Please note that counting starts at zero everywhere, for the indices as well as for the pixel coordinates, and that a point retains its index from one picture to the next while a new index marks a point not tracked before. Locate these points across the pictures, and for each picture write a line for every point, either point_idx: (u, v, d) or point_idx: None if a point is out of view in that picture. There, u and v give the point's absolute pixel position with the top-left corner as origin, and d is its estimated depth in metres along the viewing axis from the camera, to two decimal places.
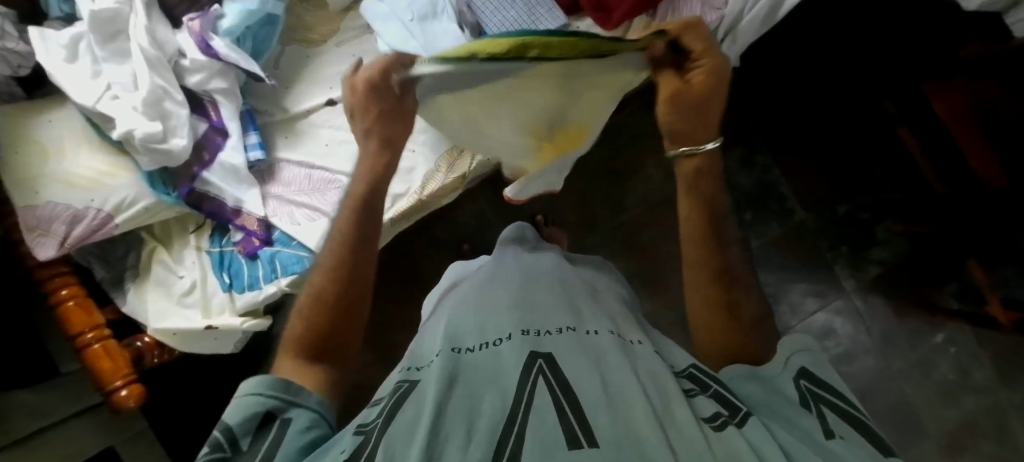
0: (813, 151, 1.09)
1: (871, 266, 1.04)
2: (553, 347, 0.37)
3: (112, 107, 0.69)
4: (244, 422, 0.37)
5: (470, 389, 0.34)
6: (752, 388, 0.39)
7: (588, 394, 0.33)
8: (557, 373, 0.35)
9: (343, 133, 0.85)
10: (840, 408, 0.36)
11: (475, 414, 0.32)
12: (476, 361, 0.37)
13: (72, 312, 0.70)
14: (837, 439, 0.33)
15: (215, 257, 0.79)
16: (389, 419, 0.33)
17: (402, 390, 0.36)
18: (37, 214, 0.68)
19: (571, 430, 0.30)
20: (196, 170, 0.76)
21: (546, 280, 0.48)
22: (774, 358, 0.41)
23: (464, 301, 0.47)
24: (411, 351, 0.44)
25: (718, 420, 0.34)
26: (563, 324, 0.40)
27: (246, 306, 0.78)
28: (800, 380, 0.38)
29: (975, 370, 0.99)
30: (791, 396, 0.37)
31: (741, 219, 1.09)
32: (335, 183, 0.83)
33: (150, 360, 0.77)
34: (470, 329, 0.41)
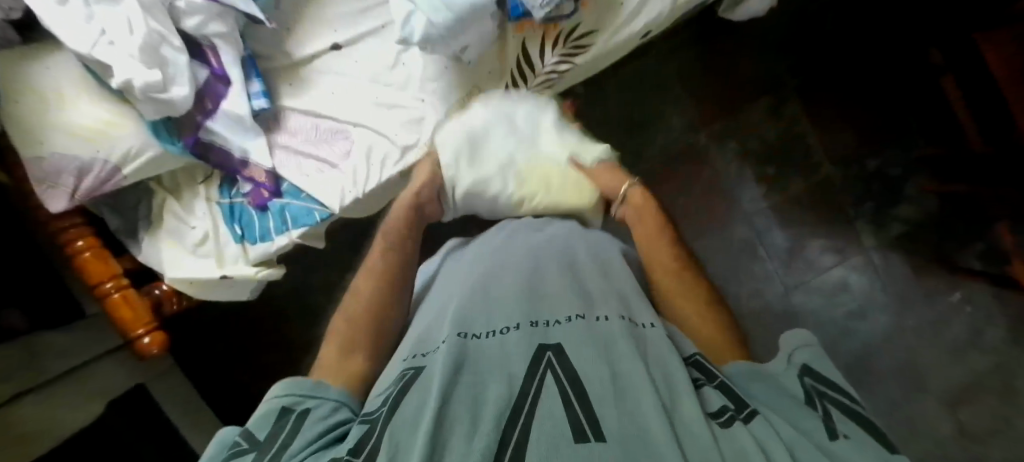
0: (846, 103, 1.03)
1: (894, 224, 1.00)
2: (561, 337, 0.37)
3: (105, 48, 0.66)
4: (265, 419, 0.38)
5: (476, 377, 0.34)
6: (755, 389, 0.37)
7: (595, 385, 0.32)
8: (566, 364, 0.34)
9: (349, 81, 0.82)
10: (848, 407, 0.34)
11: (481, 404, 0.32)
12: (483, 349, 0.37)
13: (89, 261, 0.71)
14: (842, 439, 0.31)
15: (226, 208, 0.79)
16: (394, 408, 0.33)
17: (407, 377, 0.36)
18: (45, 165, 0.67)
19: (578, 422, 0.29)
20: (201, 119, 0.74)
21: (552, 263, 0.47)
22: (779, 352, 0.39)
23: (470, 282, 0.46)
24: (416, 335, 0.44)
25: (725, 414, 0.32)
26: (573, 312, 0.39)
27: (259, 257, 0.79)
28: (805, 377, 0.36)
29: (988, 330, 0.96)
30: (796, 395, 0.35)
31: (763, 172, 1.05)
32: (343, 133, 0.81)
33: (169, 307, 0.80)
34: (478, 313, 0.41)
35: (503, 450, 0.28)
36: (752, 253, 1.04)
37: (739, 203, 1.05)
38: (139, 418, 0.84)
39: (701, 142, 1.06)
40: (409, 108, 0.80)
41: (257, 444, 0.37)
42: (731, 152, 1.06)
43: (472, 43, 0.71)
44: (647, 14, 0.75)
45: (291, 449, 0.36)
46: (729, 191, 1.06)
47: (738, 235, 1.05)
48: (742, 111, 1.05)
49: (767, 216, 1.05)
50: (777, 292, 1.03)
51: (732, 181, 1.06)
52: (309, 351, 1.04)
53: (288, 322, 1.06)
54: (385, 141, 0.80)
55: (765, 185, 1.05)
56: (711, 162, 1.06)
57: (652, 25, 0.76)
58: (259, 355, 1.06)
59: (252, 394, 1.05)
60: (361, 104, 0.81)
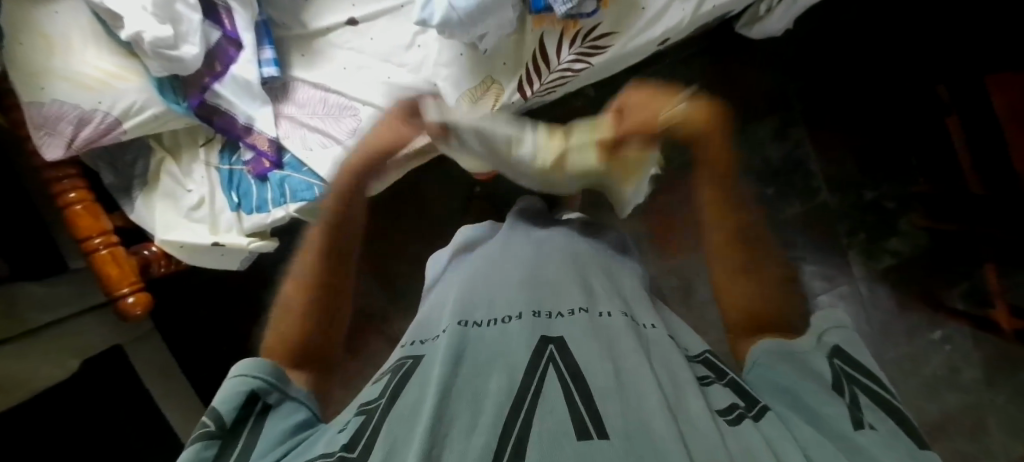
0: (852, 131, 1.04)
1: (884, 256, 1.02)
2: (565, 330, 0.37)
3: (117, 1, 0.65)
4: (229, 402, 0.36)
5: (475, 368, 0.34)
6: (784, 373, 0.36)
7: (597, 379, 0.32)
8: (568, 358, 0.33)
9: (361, 58, 0.81)
10: (874, 392, 0.34)
11: (481, 394, 0.32)
12: (482, 337, 0.37)
13: (80, 215, 0.70)
14: (867, 429, 0.31)
15: (224, 175, 0.78)
16: (392, 400, 0.33)
17: (406, 366, 0.37)
18: (45, 112, 0.66)
19: (580, 418, 0.28)
20: (208, 81, 0.73)
21: (553, 253, 0.47)
22: (807, 335, 0.39)
23: (471, 272, 0.46)
24: (417, 323, 0.44)
25: (733, 412, 0.32)
26: (575, 305, 0.40)
27: (253, 228, 0.77)
28: (834, 360, 0.36)
29: (964, 369, 0.97)
30: (824, 377, 0.35)
31: (763, 193, 1.06)
32: (350, 110, 0.79)
33: (157, 270, 0.78)
34: (480, 302, 0.41)
35: (504, 443, 0.27)
36: None
37: None
38: (112, 381, 0.83)
39: None
40: (420, 91, 0.79)
41: (225, 433, 0.35)
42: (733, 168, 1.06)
43: (489, 32, 0.70)
44: (665, 24, 0.74)
45: (253, 455, 0.34)
46: None
47: None
48: (748, 128, 1.07)
49: None
50: None
51: None
52: None
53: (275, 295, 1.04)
54: None
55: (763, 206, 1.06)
56: None
57: (672, 32, 0.75)
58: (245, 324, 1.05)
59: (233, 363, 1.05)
60: (372, 83, 0.80)
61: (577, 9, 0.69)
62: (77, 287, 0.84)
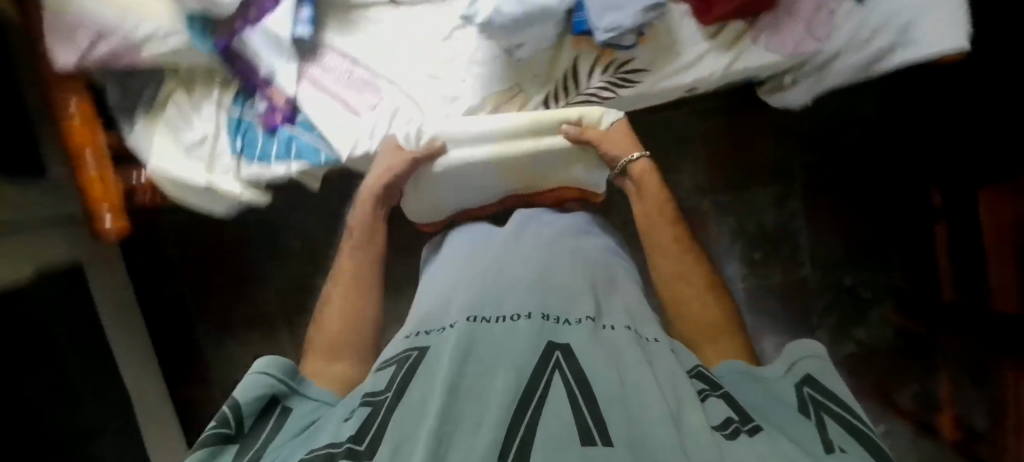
0: (846, 217, 1.07)
1: (849, 343, 1.04)
2: (571, 337, 0.38)
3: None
4: (250, 400, 0.41)
5: (483, 367, 0.35)
6: (752, 389, 0.40)
7: (601, 385, 0.32)
8: (574, 365, 0.34)
9: (396, 38, 0.82)
10: (844, 417, 0.36)
11: (486, 393, 0.32)
12: (490, 331, 0.39)
13: (77, 129, 0.68)
14: (838, 451, 0.32)
15: (233, 121, 0.77)
16: (400, 392, 0.34)
17: (412, 358, 0.38)
18: (65, 20, 0.65)
19: (584, 423, 0.29)
20: (239, 26, 0.72)
21: (564, 264, 0.50)
22: (784, 361, 0.42)
23: (481, 272, 0.49)
24: (424, 315, 0.46)
25: (729, 427, 0.33)
26: (582, 315, 0.41)
27: (251, 178, 0.77)
28: (803, 388, 0.39)
29: None
30: (791, 400, 0.38)
31: (750, 256, 1.09)
32: (372, 86, 0.79)
33: (142, 198, 0.78)
34: (490, 302, 0.43)
35: (508, 444, 0.28)
36: None
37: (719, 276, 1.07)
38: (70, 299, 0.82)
39: (702, 207, 1.09)
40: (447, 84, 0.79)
41: (243, 433, 0.40)
42: (726, 226, 1.09)
43: (528, 42, 0.72)
44: (694, 73, 0.78)
45: (274, 445, 0.39)
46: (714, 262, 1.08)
47: None
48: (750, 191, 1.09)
49: (741, 298, 1.07)
50: None
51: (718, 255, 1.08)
52: (269, 282, 1.05)
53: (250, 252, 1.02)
54: (413, 108, 0.78)
55: (747, 268, 1.08)
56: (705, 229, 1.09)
57: (700, 83, 0.79)
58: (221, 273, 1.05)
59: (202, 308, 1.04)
60: (402, 65, 0.80)
61: (617, 41, 0.71)
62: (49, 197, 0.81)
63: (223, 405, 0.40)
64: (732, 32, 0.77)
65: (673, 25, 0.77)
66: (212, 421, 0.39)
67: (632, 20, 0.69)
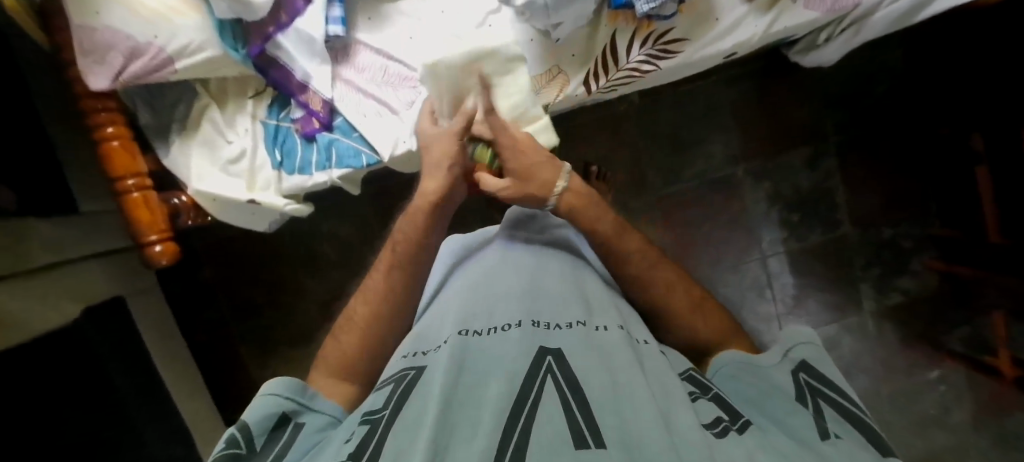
0: (884, 182, 1.08)
1: (894, 294, 1.11)
2: (560, 343, 0.45)
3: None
4: (260, 420, 0.45)
5: (476, 380, 0.41)
6: (745, 382, 0.46)
7: (591, 388, 0.39)
8: (563, 370, 0.41)
9: (431, 27, 0.75)
10: (840, 406, 0.41)
11: (483, 405, 0.39)
12: (484, 346, 0.46)
13: (117, 152, 0.66)
14: (833, 438, 0.38)
15: (270, 130, 0.74)
16: (398, 409, 0.40)
17: (408, 377, 0.44)
18: (95, 38, 0.62)
19: (579, 429, 0.35)
20: (272, 31, 0.68)
21: (554, 276, 0.56)
22: (779, 350, 0.47)
23: (471, 289, 0.56)
24: (418, 335, 0.53)
25: (720, 425, 0.38)
26: (575, 320, 0.48)
27: (292, 190, 0.75)
28: (800, 373, 0.45)
29: (954, 409, 1.09)
30: (790, 389, 0.43)
31: (788, 218, 1.09)
32: (410, 81, 0.75)
33: (186, 221, 0.74)
34: (478, 314, 0.50)
35: (507, 445, 0.34)
36: (760, 293, 1.10)
37: (759, 242, 1.09)
38: (115, 331, 0.82)
39: (737, 176, 1.08)
40: None
41: (254, 451, 0.44)
42: (762, 193, 1.09)
43: (565, 22, 0.70)
44: (735, 35, 0.77)
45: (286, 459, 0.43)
46: (750, 230, 1.09)
47: (750, 274, 1.10)
48: (783, 155, 1.07)
49: (782, 260, 1.10)
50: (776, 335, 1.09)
51: (755, 220, 1.09)
52: (310, 296, 1.04)
53: (285, 263, 1.04)
54: None
55: (786, 230, 1.09)
56: (741, 197, 1.09)
57: (740, 46, 0.78)
58: (264, 289, 1.04)
59: (246, 329, 1.05)
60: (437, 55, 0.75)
61: (657, 11, 0.70)
62: (74, 231, 0.82)
63: (232, 429, 0.44)
64: None
65: None
66: (227, 441, 0.44)
67: None
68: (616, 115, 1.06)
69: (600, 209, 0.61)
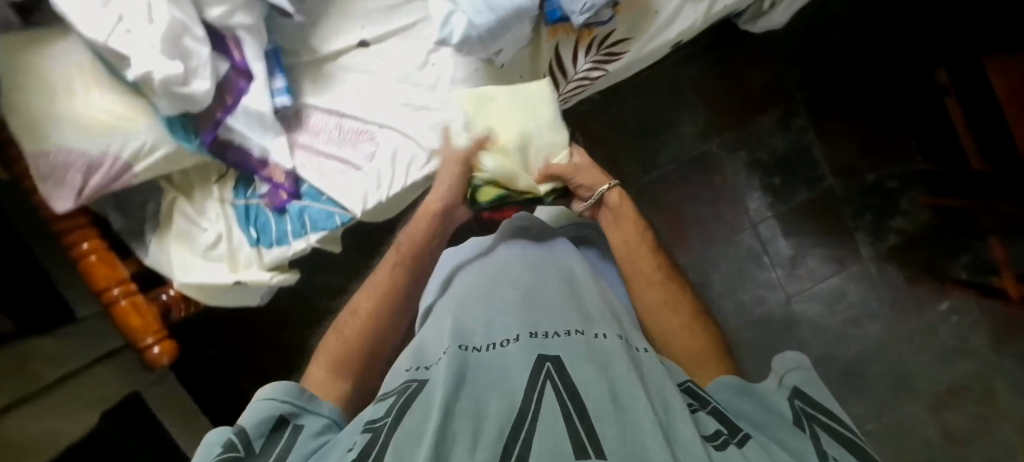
0: (858, 128, 1.07)
1: (890, 235, 1.09)
2: (560, 350, 0.44)
3: (78, 10, 0.58)
4: (259, 425, 0.43)
5: (476, 392, 0.41)
6: (743, 403, 0.44)
7: (589, 394, 0.39)
8: (564, 378, 0.41)
9: (376, 77, 0.76)
10: (836, 432, 0.39)
11: (484, 418, 0.38)
12: (484, 361, 0.45)
13: (96, 266, 0.67)
14: (830, 461, 0.37)
15: (241, 210, 0.75)
16: (399, 419, 0.39)
17: (411, 388, 0.43)
18: (50, 161, 0.62)
19: (579, 436, 0.35)
20: (221, 115, 0.68)
21: (549, 284, 0.56)
22: (774, 378, 0.46)
23: (468, 303, 0.55)
24: (417, 349, 0.52)
25: (719, 439, 0.38)
26: (572, 328, 0.48)
27: (275, 262, 0.76)
28: (795, 400, 0.43)
29: (972, 337, 1.07)
30: (786, 415, 0.42)
31: (770, 183, 1.09)
32: (367, 134, 0.76)
33: (177, 313, 0.76)
34: (477, 331, 0.50)
35: None
36: (757, 261, 1.10)
37: (746, 211, 1.09)
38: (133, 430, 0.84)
39: (712, 151, 1.08)
40: (437, 110, 0.74)
41: (253, 453, 0.42)
42: (740, 163, 1.08)
43: (505, 47, 0.70)
44: (679, 24, 0.76)
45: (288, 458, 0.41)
46: (736, 201, 1.09)
47: (743, 245, 1.10)
48: (754, 121, 1.07)
49: (772, 225, 1.10)
50: (780, 299, 1.10)
51: (740, 190, 1.09)
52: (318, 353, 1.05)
53: (288, 325, 1.05)
54: (411, 145, 0.75)
55: (771, 195, 1.09)
56: (721, 171, 1.09)
57: (685, 33, 0.78)
58: (273, 354, 1.06)
59: None
60: (387, 104, 0.75)
61: (595, 18, 0.69)
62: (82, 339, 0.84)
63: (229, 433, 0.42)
64: None
65: None
66: (223, 446, 0.41)
67: None
68: (583, 116, 1.06)
69: (629, 227, 0.66)
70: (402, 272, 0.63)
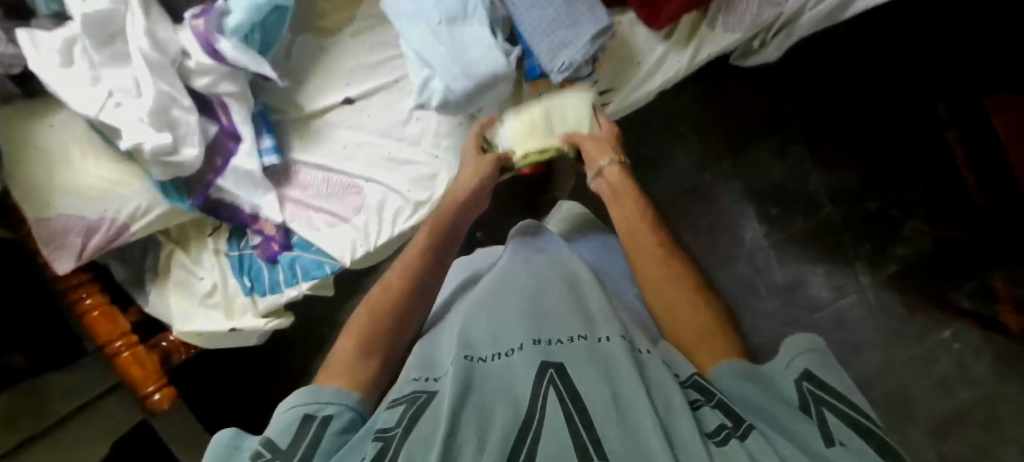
0: (857, 157, 1.05)
1: (889, 262, 1.03)
2: (563, 355, 0.40)
3: (69, 88, 0.61)
4: (283, 429, 0.38)
5: (482, 402, 0.37)
6: (744, 387, 0.37)
7: (592, 400, 0.35)
8: (567, 383, 0.36)
9: (362, 132, 0.77)
10: (844, 411, 0.34)
11: (489, 432, 0.34)
12: (490, 371, 0.40)
13: (98, 321, 0.71)
14: (836, 446, 0.31)
15: (235, 261, 0.78)
16: (409, 429, 0.35)
17: (420, 400, 0.38)
18: (51, 228, 0.65)
19: (580, 441, 0.32)
20: (211, 178, 0.71)
21: (554, 289, 0.52)
22: (781, 359, 0.39)
23: (474, 312, 0.51)
24: (422, 359, 0.46)
25: (721, 433, 0.33)
26: (575, 333, 0.43)
27: (269, 308, 0.78)
28: (802, 383, 0.37)
29: (975, 364, 0.98)
30: (792, 401, 0.36)
31: (767, 212, 1.08)
32: (354, 188, 0.77)
33: (178, 358, 0.80)
34: (482, 341, 0.45)
35: None
36: (754, 290, 1.08)
37: (742, 240, 1.09)
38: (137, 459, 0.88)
39: (706, 181, 1.10)
40: (421, 164, 0.77)
41: (279, 454, 0.36)
42: (735, 191, 1.09)
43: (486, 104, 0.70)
44: (663, 73, 0.76)
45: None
46: (733, 230, 1.09)
47: (740, 273, 1.09)
48: (749, 150, 1.08)
49: (769, 254, 1.08)
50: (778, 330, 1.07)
51: (736, 217, 1.09)
52: None
53: None
54: (396, 197, 0.77)
55: (768, 224, 1.08)
56: (717, 198, 1.09)
57: (670, 81, 0.77)
58: None
59: None
60: (372, 159, 0.77)
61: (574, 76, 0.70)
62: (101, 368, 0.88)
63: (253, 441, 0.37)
64: (685, 27, 0.73)
65: (626, 37, 0.75)
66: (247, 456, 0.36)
67: (583, 53, 0.67)
68: None
69: (629, 198, 0.59)
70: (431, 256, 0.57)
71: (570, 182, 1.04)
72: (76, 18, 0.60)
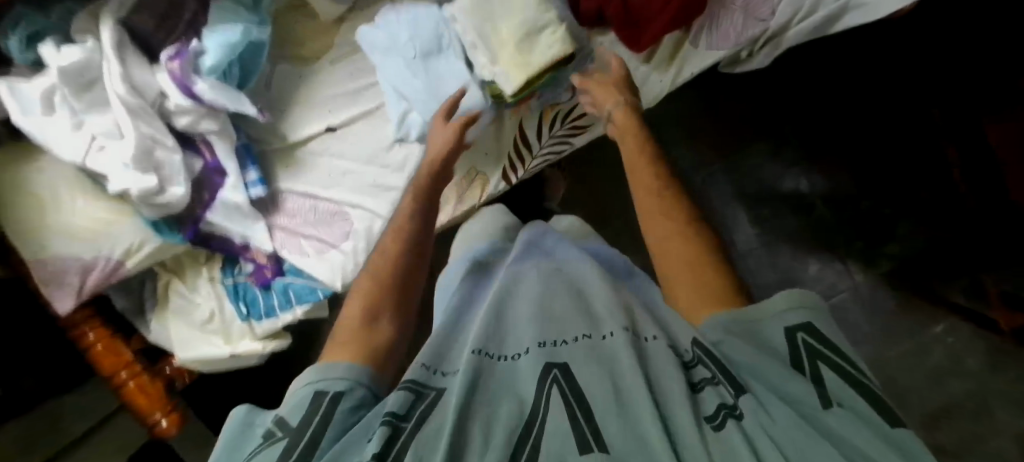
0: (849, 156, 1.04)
1: (882, 262, 1.02)
2: (569, 354, 0.37)
3: (51, 132, 0.61)
4: (294, 406, 0.36)
5: (488, 403, 0.34)
6: (740, 345, 0.35)
7: (595, 399, 0.33)
8: (572, 382, 0.34)
9: (346, 160, 0.78)
10: (840, 367, 0.33)
11: (491, 435, 0.32)
12: (498, 371, 0.38)
13: (101, 355, 0.73)
14: (836, 408, 0.31)
15: (230, 289, 0.80)
16: (417, 424, 0.33)
17: (428, 398, 0.36)
18: (49, 269, 0.67)
19: (583, 436, 0.30)
20: (200, 213, 0.72)
21: (558, 280, 0.48)
22: (778, 302, 0.37)
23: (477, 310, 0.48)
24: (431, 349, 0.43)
25: (719, 413, 0.31)
26: (580, 332, 0.40)
27: (267, 332, 0.80)
28: (797, 333, 0.35)
29: (968, 357, 0.98)
30: (785, 355, 0.35)
31: (758, 214, 1.07)
32: (341, 214, 0.78)
33: (181, 382, 0.83)
34: (492, 337, 0.42)
35: None
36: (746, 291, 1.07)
37: (735, 242, 1.08)
38: None
39: (697, 183, 1.09)
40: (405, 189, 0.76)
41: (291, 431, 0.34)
42: (726, 194, 1.08)
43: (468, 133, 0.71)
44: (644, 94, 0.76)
45: (323, 441, 0.34)
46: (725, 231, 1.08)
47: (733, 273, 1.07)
48: (739, 153, 1.07)
49: (760, 255, 1.07)
50: None
51: (728, 220, 1.08)
52: None
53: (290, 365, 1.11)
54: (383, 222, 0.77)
55: (760, 225, 1.07)
56: (706, 194, 1.08)
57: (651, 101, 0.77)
58: None
59: None
60: (357, 186, 0.78)
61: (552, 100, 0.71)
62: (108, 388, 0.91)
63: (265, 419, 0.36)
64: (668, 46, 0.73)
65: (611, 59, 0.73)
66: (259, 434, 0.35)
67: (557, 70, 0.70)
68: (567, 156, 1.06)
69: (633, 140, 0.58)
70: (417, 215, 0.55)
71: (562, 188, 1.03)
72: (53, 70, 0.61)
